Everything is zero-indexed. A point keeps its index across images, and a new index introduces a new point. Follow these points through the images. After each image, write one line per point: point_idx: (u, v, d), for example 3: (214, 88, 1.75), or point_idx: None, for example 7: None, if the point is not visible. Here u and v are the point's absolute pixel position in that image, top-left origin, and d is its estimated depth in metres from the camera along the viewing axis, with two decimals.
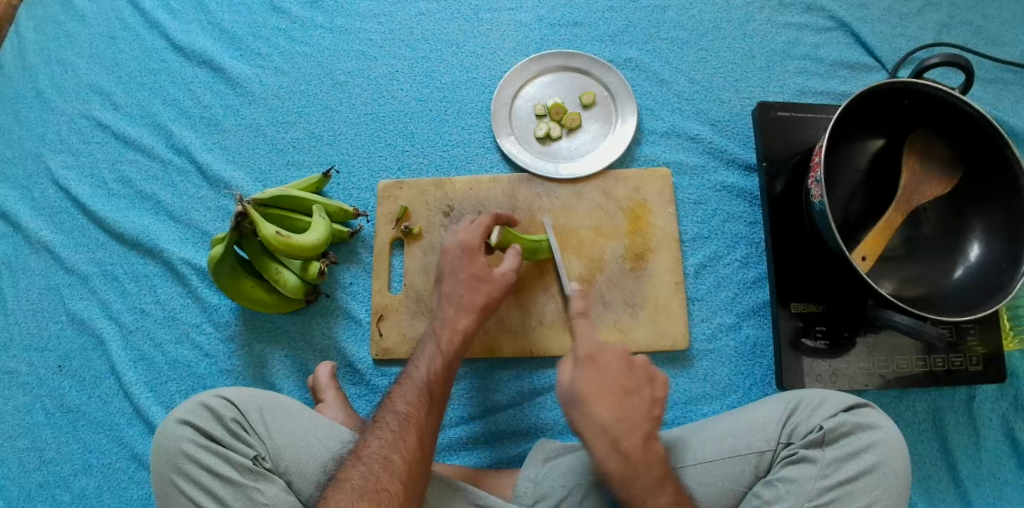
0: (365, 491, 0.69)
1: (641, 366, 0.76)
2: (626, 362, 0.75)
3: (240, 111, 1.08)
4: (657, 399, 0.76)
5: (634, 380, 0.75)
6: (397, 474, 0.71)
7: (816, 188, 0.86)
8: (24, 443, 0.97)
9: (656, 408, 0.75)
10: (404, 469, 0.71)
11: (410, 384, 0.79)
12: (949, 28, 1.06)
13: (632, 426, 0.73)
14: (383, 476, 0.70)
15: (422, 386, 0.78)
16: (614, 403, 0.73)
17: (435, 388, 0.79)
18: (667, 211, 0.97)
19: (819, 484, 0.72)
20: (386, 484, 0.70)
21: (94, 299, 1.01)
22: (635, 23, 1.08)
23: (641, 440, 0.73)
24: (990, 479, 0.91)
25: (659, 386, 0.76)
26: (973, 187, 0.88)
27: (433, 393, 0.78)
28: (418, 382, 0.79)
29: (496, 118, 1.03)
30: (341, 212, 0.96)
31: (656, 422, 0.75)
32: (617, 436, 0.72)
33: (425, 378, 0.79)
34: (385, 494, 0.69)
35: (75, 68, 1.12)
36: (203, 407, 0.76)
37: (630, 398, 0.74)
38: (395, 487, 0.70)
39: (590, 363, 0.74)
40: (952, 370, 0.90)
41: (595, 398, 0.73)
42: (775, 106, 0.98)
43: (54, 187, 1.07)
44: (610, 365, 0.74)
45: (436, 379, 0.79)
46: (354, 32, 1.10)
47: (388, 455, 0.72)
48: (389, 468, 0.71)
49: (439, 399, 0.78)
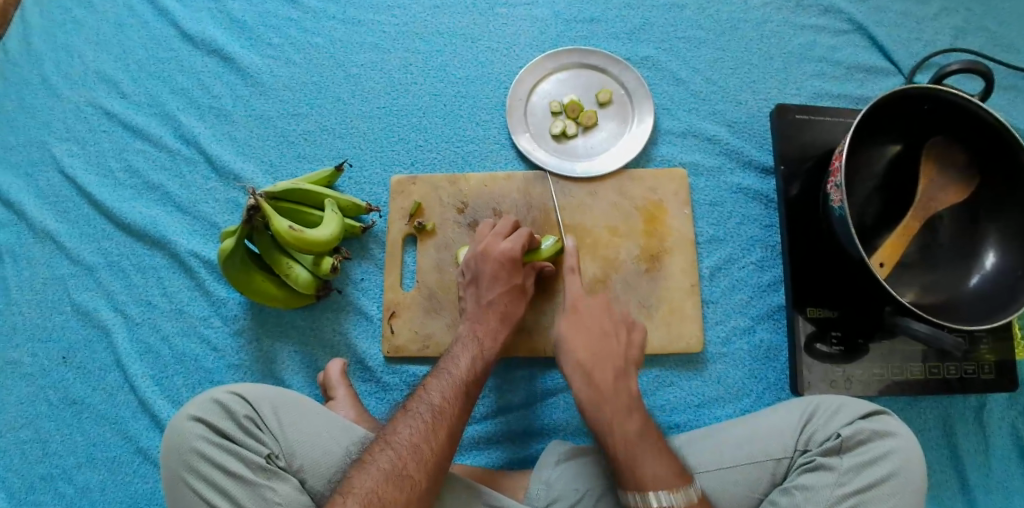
0: (392, 477, 0.68)
1: (620, 313, 0.85)
2: (606, 310, 0.84)
3: (250, 102, 1.06)
4: (635, 347, 0.83)
5: (613, 322, 0.83)
6: (424, 463, 0.70)
7: (835, 193, 0.85)
8: (27, 435, 0.95)
9: (633, 352, 0.81)
10: (431, 459, 0.70)
11: (447, 379, 0.78)
12: (965, 34, 1.05)
13: (604, 361, 0.79)
14: (410, 464, 0.69)
15: (458, 383, 0.78)
16: (591, 338, 0.81)
17: (471, 387, 0.78)
18: (683, 212, 0.97)
19: (836, 492, 0.71)
20: (411, 471, 0.69)
21: (99, 290, 1.00)
22: (652, 21, 1.07)
23: (613, 373, 0.79)
24: (999, 487, 0.91)
25: (637, 333, 0.84)
26: (991, 194, 0.88)
27: (467, 391, 0.78)
28: (455, 379, 0.78)
29: (511, 114, 1.02)
30: (353, 206, 0.94)
31: (633, 362, 0.81)
32: (588, 366, 0.79)
33: (464, 377, 0.79)
34: (408, 481, 0.68)
35: (81, 55, 1.10)
36: (214, 403, 0.75)
37: (608, 336, 0.82)
38: (420, 476, 0.69)
39: (573, 310, 0.83)
40: (965, 378, 0.90)
41: (573, 335, 0.81)
42: (793, 109, 0.97)
43: (60, 177, 1.05)
44: (591, 312, 0.83)
45: (471, 379, 0.79)
46: (367, 24, 1.08)
47: (417, 443, 0.71)
48: (417, 456, 0.70)
49: (471, 400, 0.78)
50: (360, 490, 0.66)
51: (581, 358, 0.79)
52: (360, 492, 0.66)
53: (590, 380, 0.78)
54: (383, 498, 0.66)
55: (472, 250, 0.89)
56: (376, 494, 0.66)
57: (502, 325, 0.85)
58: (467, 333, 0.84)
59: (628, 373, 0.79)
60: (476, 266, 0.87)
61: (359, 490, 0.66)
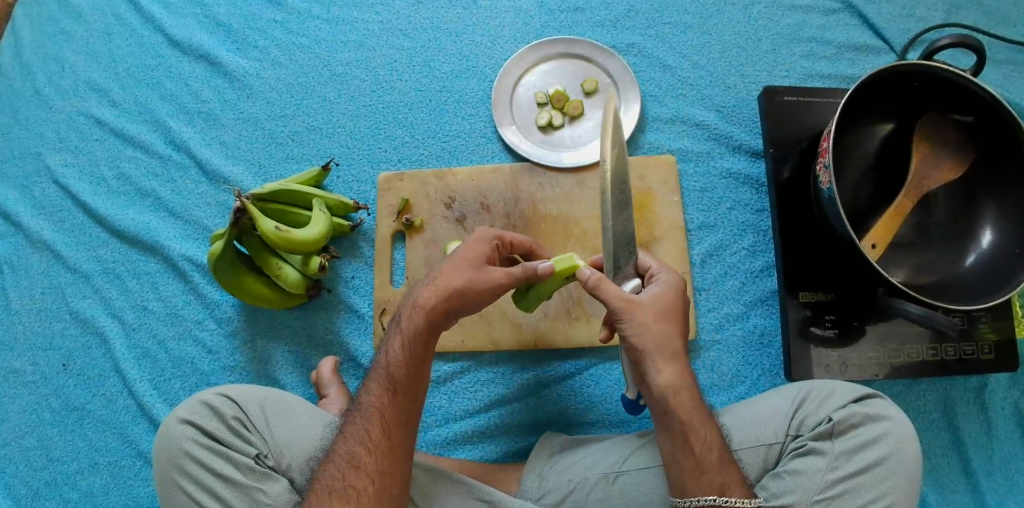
0: (334, 491, 0.67)
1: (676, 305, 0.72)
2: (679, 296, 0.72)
3: (238, 104, 1.06)
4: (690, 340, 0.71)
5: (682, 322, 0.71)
6: (365, 469, 0.68)
7: (824, 173, 0.84)
8: (30, 442, 0.97)
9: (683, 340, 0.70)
10: (371, 465, 0.69)
11: (379, 373, 0.73)
12: (957, 8, 1.03)
13: (671, 355, 0.68)
14: (349, 474, 0.68)
15: (384, 376, 0.73)
16: (673, 335, 0.69)
17: (399, 373, 0.72)
18: (672, 199, 0.96)
19: (827, 477, 0.71)
20: (352, 481, 0.68)
21: (96, 298, 1.01)
22: (637, 8, 1.06)
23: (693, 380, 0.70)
24: (1003, 469, 0.90)
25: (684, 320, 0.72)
26: (986, 171, 0.86)
27: (395, 382, 0.72)
28: (382, 372, 0.73)
29: (497, 107, 1.01)
30: (342, 205, 0.94)
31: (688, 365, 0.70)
32: (676, 362, 0.69)
33: (394, 365, 0.72)
34: (353, 491, 0.68)
35: (72, 65, 1.11)
36: (204, 405, 0.76)
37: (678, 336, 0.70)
38: (364, 484, 0.68)
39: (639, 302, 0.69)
40: (964, 359, 0.88)
41: (660, 329, 0.69)
42: (781, 90, 0.96)
43: (55, 186, 1.06)
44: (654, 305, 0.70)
45: (398, 365, 0.72)
46: (351, 22, 1.08)
47: (354, 450, 0.70)
48: (355, 464, 0.69)
49: (403, 386, 0.71)
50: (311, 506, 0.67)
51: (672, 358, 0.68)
52: None
53: (676, 374, 0.68)
54: None
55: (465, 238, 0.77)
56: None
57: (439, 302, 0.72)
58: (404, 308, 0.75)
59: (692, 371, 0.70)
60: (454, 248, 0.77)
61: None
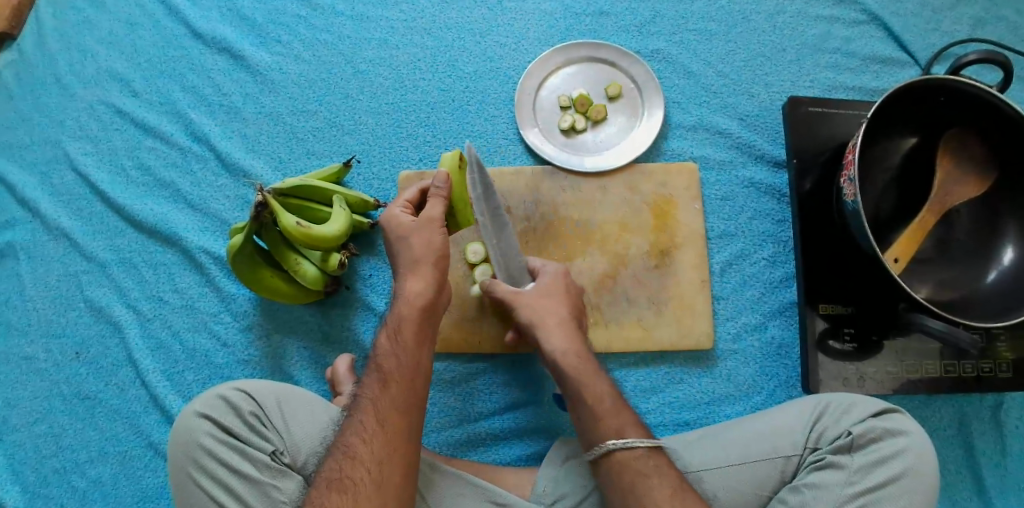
0: (331, 482, 0.66)
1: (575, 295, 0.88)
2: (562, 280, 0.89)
3: (259, 99, 1.06)
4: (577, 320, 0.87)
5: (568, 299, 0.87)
6: (364, 461, 0.67)
7: (848, 187, 0.84)
8: (41, 429, 0.96)
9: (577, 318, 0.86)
10: (366, 455, 0.67)
11: (370, 367, 0.75)
12: (984, 24, 1.03)
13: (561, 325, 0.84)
14: (346, 465, 0.67)
15: (375, 370, 0.74)
16: (559, 308, 0.85)
17: (389, 366, 0.74)
18: (694, 207, 0.95)
19: (848, 490, 0.71)
20: (350, 473, 0.66)
21: (112, 287, 1.01)
22: (662, 13, 1.06)
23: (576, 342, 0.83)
24: (1016, 487, 0.90)
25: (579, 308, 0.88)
26: (1009, 188, 0.86)
27: (387, 373, 0.73)
28: (374, 365, 0.75)
29: (520, 109, 1.01)
30: (362, 203, 0.94)
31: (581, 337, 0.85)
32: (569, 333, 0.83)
33: (382, 357, 0.75)
34: (350, 482, 0.66)
35: (94, 53, 1.10)
36: (220, 399, 0.75)
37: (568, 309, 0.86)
38: (360, 475, 0.66)
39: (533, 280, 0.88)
40: (982, 377, 0.88)
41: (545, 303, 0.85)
42: (806, 101, 0.96)
43: (73, 174, 1.06)
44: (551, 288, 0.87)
45: (387, 358, 0.74)
46: (375, 19, 1.08)
47: (352, 442, 0.68)
48: (354, 456, 0.67)
49: (393, 376, 0.73)
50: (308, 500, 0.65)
51: (560, 324, 0.83)
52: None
53: (568, 343, 0.82)
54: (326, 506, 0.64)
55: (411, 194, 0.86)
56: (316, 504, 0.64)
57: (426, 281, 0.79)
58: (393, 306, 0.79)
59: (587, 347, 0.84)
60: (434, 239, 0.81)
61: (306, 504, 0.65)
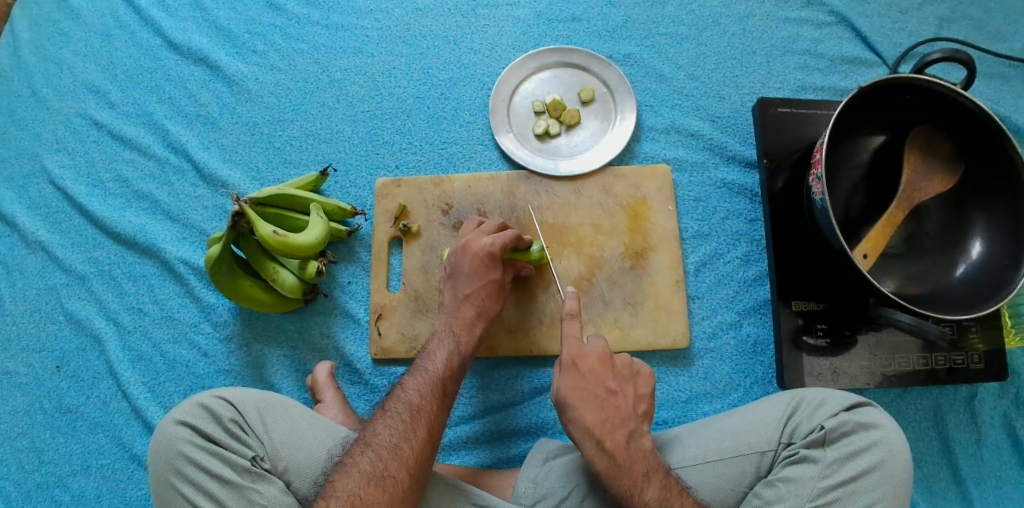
0: (373, 477, 0.70)
1: (623, 365, 0.79)
2: (607, 364, 0.78)
3: (236, 109, 1.07)
4: (640, 399, 0.78)
5: (617, 381, 0.77)
6: (404, 462, 0.71)
7: (816, 185, 0.85)
8: (22, 444, 0.96)
9: (641, 405, 0.77)
10: (411, 458, 0.72)
11: (423, 376, 0.79)
12: (949, 23, 1.05)
13: (593, 408, 0.75)
14: (390, 464, 0.71)
15: (436, 380, 0.79)
16: (591, 388, 0.76)
17: (449, 384, 0.79)
18: (668, 208, 0.97)
19: (820, 484, 0.72)
20: (393, 471, 0.70)
21: (91, 299, 1.01)
22: (634, 18, 1.07)
23: (625, 437, 0.74)
24: (991, 478, 0.91)
25: (642, 383, 0.79)
26: (975, 183, 0.88)
27: (445, 386, 0.79)
28: (432, 375, 0.79)
29: (495, 115, 1.02)
30: (339, 211, 0.95)
31: (641, 421, 0.77)
32: (601, 436, 0.74)
33: (440, 373, 0.79)
34: (391, 481, 0.70)
35: (71, 67, 1.11)
36: (200, 407, 0.76)
37: (615, 398, 0.76)
38: (401, 476, 0.71)
39: (573, 367, 0.76)
40: (953, 368, 0.89)
41: (580, 402, 0.75)
42: (775, 102, 0.97)
43: (50, 187, 1.06)
44: (592, 370, 0.77)
45: (447, 373, 0.80)
46: (350, 29, 1.09)
47: (398, 443, 0.72)
48: (398, 456, 0.72)
49: (449, 393, 0.79)
50: (342, 492, 0.68)
51: (595, 427, 0.74)
52: (342, 495, 0.68)
53: (599, 425, 0.74)
54: (366, 499, 0.68)
55: (455, 245, 0.90)
56: (358, 496, 0.68)
57: (479, 319, 0.85)
58: (443, 328, 0.85)
59: (639, 433, 0.75)
60: (456, 259, 0.87)
61: (342, 493, 0.68)
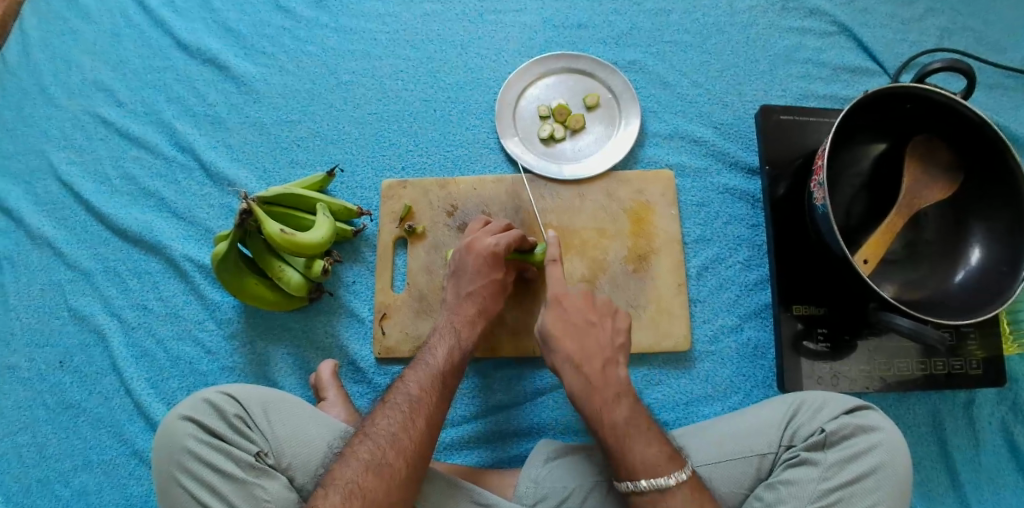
0: (370, 465, 0.70)
1: (603, 303, 0.83)
2: (589, 300, 0.82)
3: (244, 109, 1.08)
4: (621, 332, 0.82)
5: (597, 314, 0.81)
6: (402, 452, 0.72)
7: (817, 191, 0.86)
8: (24, 439, 0.97)
9: (620, 338, 0.81)
10: (410, 448, 0.72)
11: (423, 369, 0.80)
12: (949, 35, 1.07)
13: (572, 336, 0.79)
14: (389, 453, 0.71)
15: (437, 373, 0.79)
16: (571, 319, 0.80)
17: (449, 377, 0.80)
18: (670, 213, 0.98)
19: (820, 486, 0.72)
20: (390, 460, 0.71)
21: (96, 296, 1.01)
22: (639, 25, 1.09)
23: (601, 364, 0.78)
24: (989, 484, 0.91)
25: (623, 320, 0.82)
26: (974, 191, 0.89)
27: (445, 378, 0.79)
28: (433, 368, 0.80)
29: (501, 119, 1.03)
30: (345, 211, 0.96)
31: (620, 352, 0.80)
32: (578, 360, 0.78)
33: (442, 368, 0.80)
34: (388, 469, 0.70)
35: (80, 65, 1.12)
36: (205, 402, 0.76)
37: (594, 329, 0.80)
38: (399, 464, 0.71)
39: (555, 303, 0.81)
40: (952, 374, 0.90)
41: (561, 331, 0.79)
42: (777, 109, 0.99)
43: (58, 184, 1.07)
44: (574, 305, 0.81)
45: (447, 367, 0.80)
46: (358, 32, 1.10)
47: (397, 432, 0.73)
48: (396, 446, 0.72)
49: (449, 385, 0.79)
50: (342, 480, 0.69)
51: (573, 356, 0.78)
52: (342, 482, 0.69)
53: (577, 349, 0.78)
54: (364, 486, 0.68)
55: (460, 244, 0.91)
56: (356, 484, 0.69)
57: (481, 317, 0.86)
58: (445, 325, 0.85)
59: (616, 360, 0.78)
60: (461, 259, 0.88)
61: (341, 481, 0.69)
